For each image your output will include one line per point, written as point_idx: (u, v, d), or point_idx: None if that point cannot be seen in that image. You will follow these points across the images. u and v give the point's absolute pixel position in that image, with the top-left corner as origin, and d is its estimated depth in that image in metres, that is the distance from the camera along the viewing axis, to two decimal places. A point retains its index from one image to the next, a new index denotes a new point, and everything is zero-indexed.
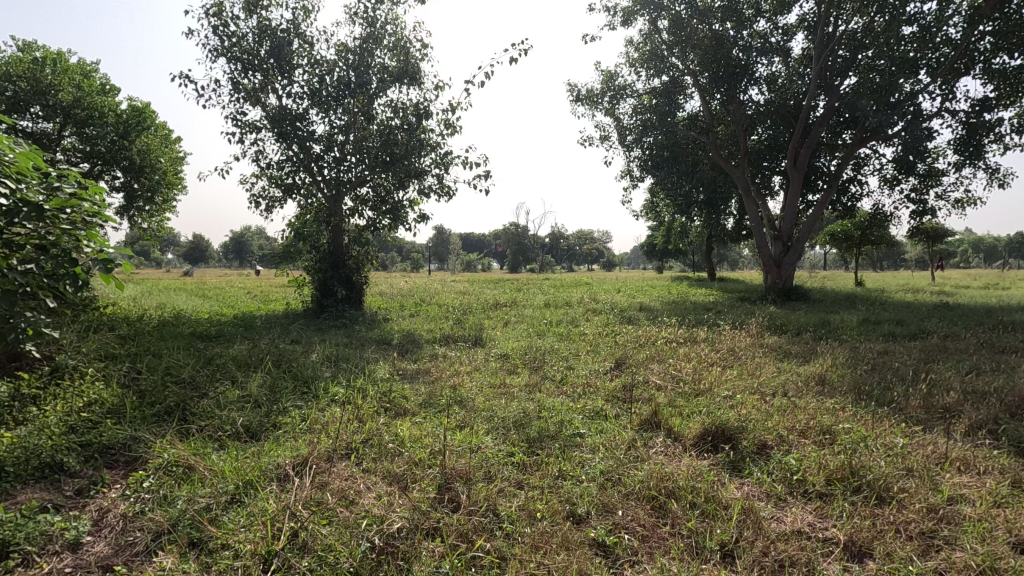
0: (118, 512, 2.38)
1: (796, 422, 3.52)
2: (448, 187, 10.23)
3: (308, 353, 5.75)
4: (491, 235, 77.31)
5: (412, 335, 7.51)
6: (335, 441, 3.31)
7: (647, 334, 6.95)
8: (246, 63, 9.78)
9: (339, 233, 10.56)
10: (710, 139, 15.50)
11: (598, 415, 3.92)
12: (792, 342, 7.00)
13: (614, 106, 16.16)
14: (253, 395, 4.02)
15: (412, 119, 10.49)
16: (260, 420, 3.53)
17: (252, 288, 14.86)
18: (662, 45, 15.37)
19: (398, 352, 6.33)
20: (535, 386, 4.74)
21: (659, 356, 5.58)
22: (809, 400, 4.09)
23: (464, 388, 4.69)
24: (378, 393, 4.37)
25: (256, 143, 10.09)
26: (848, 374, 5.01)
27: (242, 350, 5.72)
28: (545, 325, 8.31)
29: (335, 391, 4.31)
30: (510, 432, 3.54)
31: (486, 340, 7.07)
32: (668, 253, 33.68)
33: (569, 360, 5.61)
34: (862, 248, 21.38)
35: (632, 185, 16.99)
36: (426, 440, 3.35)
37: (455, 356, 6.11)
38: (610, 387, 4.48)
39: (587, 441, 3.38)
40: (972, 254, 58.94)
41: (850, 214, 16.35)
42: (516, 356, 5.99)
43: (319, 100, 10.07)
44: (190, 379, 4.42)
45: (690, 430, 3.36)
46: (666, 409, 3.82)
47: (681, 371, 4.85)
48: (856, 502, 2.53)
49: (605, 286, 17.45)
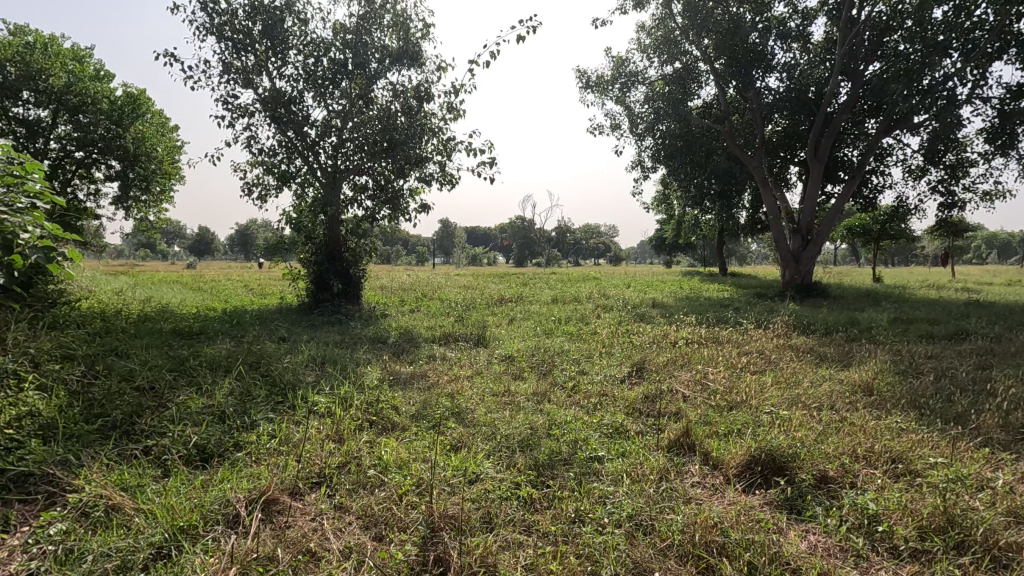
0: (7, 573, 1.83)
1: (859, 444, 2.95)
2: (451, 175, 9.66)
3: (295, 353, 5.23)
4: (496, 229, 76.82)
5: (410, 333, 6.96)
6: (307, 465, 2.76)
7: (665, 334, 6.38)
8: (238, 43, 9.22)
9: (336, 224, 10.03)
10: (726, 127, 14.82)
11: (617, 432, 3.37)
12: (825, 343, 6.39)
13: (625, 93, 15.51)
14: (221, 405, 3.49)
15: (412, 102, 9.89)
16: (218, 437, 2.97)
17: (249, 281, 14.42)
18: (676, 30, 14.72)
19: (392, 353, 5.77)
20: (544, 395, 4.17)
21: (682, 359, 5.02)
22: (865, 417, 3.49)
23: (463, 397, 4.13)
24: (366, 402, 3.83)
25: (248, 127, 9.54)
26: (899, 383, 4.42)
27: (223, 350, 5.20)
28: (553, 323, 7.75)
29: (314, 400, 3.76)
30: (515, 456, 2.98)
31: (490, 339, 6.50)
32: (676, 248, 32.96)
33: (581, 364, 5.04)
34: (881, 243, 20.63)
35: (643, 176, 16.34)
36: (414, 466, 2.79)
37: (455, 356, 5.55)
38: (632, 399, 3.91)
39: (608, 469, 2.81)
40: (988, 249, 57.56)
41: (872, 206, 15.65)
42: (523, 358, 5.42)
43: (316, 82, 9.50)
44: (150, 386, 3.88)
45: (732, 455, 2.79)
46: (701, 426, 3.26)
47: (710, 379, 4.28)
48: (964, 565, 1.96)
49: (614, 281, 16.81)
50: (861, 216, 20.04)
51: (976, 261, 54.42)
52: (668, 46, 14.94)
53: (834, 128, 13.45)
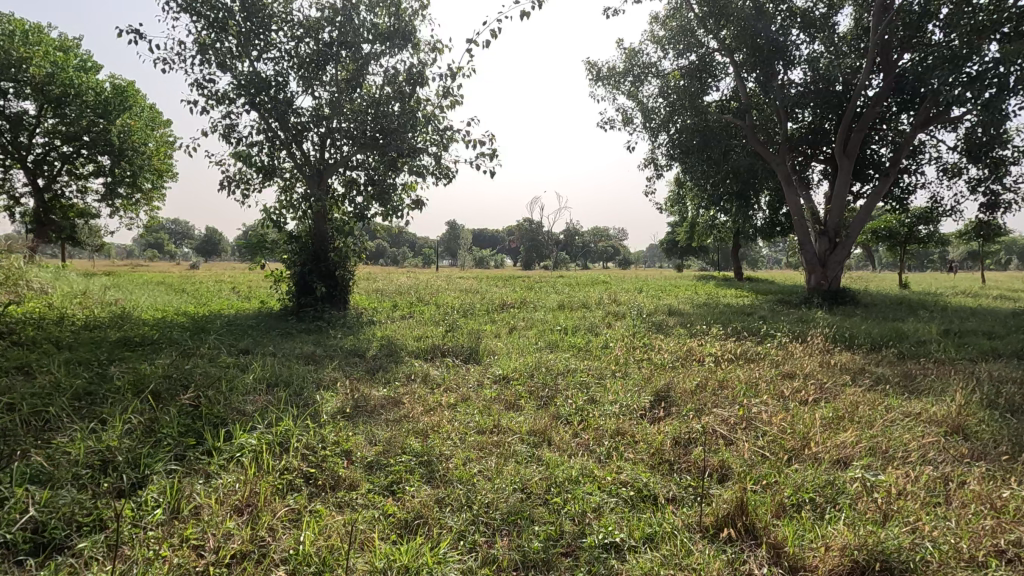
0: None
1: (998, 534, 2.02)
2: (447, 168, 8.80)
3: (246, 373, 4.35)
4: (504, 232, 75.76)
5: (393, 345, 6.04)
6: (181, 564, 1.84)
7: (689, 350, 5.43)
8: (215, 22, 8.40)
9: (322, 221, 9.15)
10: (747, 122, 13.81)
11: (639, 500, 2.46)
12: (878, 363, 5.40)
13: (637, 87, 14.56)
14: (104, 450, 2.59)
15: (405, 87, 9.02)
16: (71, 510, 2.08)
17: (237, 282, 13.64)
18: (693, 19, 13.71)
19: (365, 371, 4.87)
20: (544, 435, 3.25)
21: (715, 388, 4.08)
22: (982, 481, 2.53)
23: (439, 436, 3.22)
24: (312, 443, 2.96)
25: (227, 116, 8.70)
26: (994, 421, 3.46)
27: (159, 367, 4.33)
28: (559, 333, 6.82)
29: (240, 443, 2.88)
30: (495, 545, 2.08)
31: (485, 354, 5.55)
32: (689, 251, 31.85)
33: (591, 390, 4.09)
34: (908, 247, 19.50)
35: (657, 175, 15.36)
36: (343, 565, 1.88)
37: (439, 377, 4.62)
38: (656, 443, 2.99)
39: (630, 570, 1.89)
40: (1012, 254, 55.55)
41: (903, 207, 14.56)
42: (521, 380, 4.48)
43: (301, 65, 8.67)
44: (33, 420, 2.99)
45: (821, 558, 1.86)
46: (758, 495, 2.33)
47: (755, 414, 3.35)
48: None
49: (625, 285, 15.79)
50: (886, 218, 18.94)
51: (997, 267, 52.81)
52: (684, 37, 13.94)
53: (867, 122, 12.41)
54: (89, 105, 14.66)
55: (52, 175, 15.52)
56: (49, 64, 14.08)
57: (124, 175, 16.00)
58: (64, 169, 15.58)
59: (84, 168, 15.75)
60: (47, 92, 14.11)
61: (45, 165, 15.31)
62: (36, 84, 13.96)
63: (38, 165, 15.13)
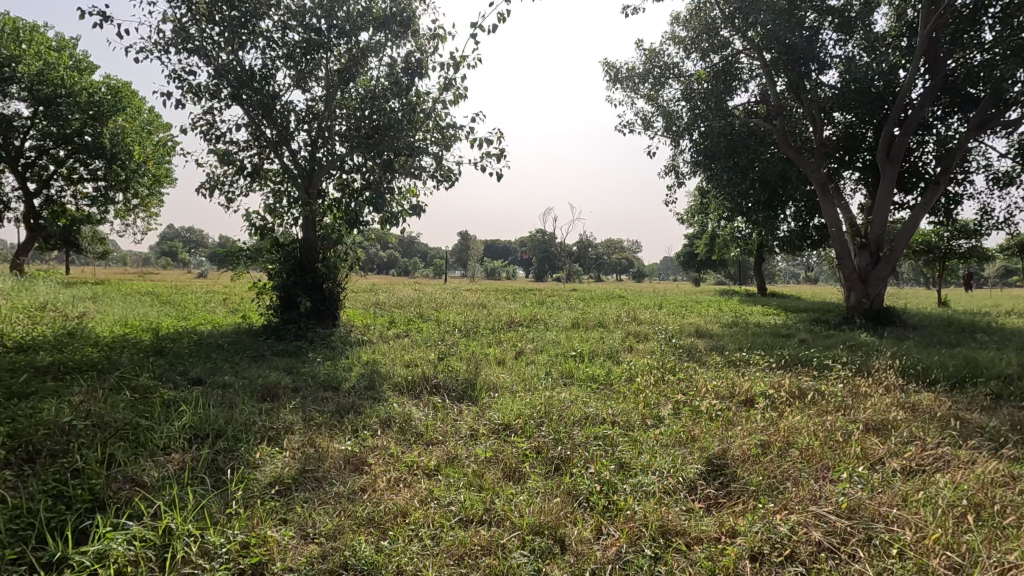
0: None
1: None
2: (450, 170, 7.87)
3: (173, 416, 3.37)
4: (514, 243, 74.61)
5: (375, 375, 5.02)
6: None
7: (736, 390, 4.36)
8: (195, 7, 7.56)
9: (311, 229, 8.22)
10: (778, 125, 12.74)
11: None
12: (975, 409, 4.28)
13: (658, 89, 13.60)
14: None
15: (403, 78, 8.07)
16: None
17: (228, 294, 12.82)
18: (717, 18, 12.73)
19: (331, 413, 3.87)
20: (558, 532, 2.25)
21: (789, 453, 3.03)
22: None
23: (403, 533, 2.20)
24: (208, 553, 1.98)
25: (209, 111, 7.87)
26: None
27: (65, 407, 3.39)
28: (570, 361, 5.76)
29: (98, 551, 1.91)
30: None
31: (483, 391, 4.52)
32: (707, 264, 30.60)
33: (619, 451, 3.05)
34: (948, 262, 18.17)
35: (679, 182, 14.36)
36: None
37: (423, 424, 3.59)
38: (729, 562, 1.98)
39: None
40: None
41: (949, 219, 13.36)
42: (525, 434, 3.43)
43: (290, 57, 7.80)
44: None
45: None
46: None
47: (861, 505, 2.32)
48: None
49: (644, 301, 14.78)
50: (924, 231, 17.69)
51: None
52: (708, 36, 12.92)
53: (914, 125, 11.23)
54: (80, 106, 13.98)
55: (45, 177, 14.92)
56: (40, 62, 13.52)
57: (118, 179, 15.32)
58: (56, 172, 14.96)
59: (77, 172, 15.13)
60: (37, 92, 13.52)
61: (37, 169, 14.73)
62: (26, 82, 13.36)
63: (30, 168, 14.55)
